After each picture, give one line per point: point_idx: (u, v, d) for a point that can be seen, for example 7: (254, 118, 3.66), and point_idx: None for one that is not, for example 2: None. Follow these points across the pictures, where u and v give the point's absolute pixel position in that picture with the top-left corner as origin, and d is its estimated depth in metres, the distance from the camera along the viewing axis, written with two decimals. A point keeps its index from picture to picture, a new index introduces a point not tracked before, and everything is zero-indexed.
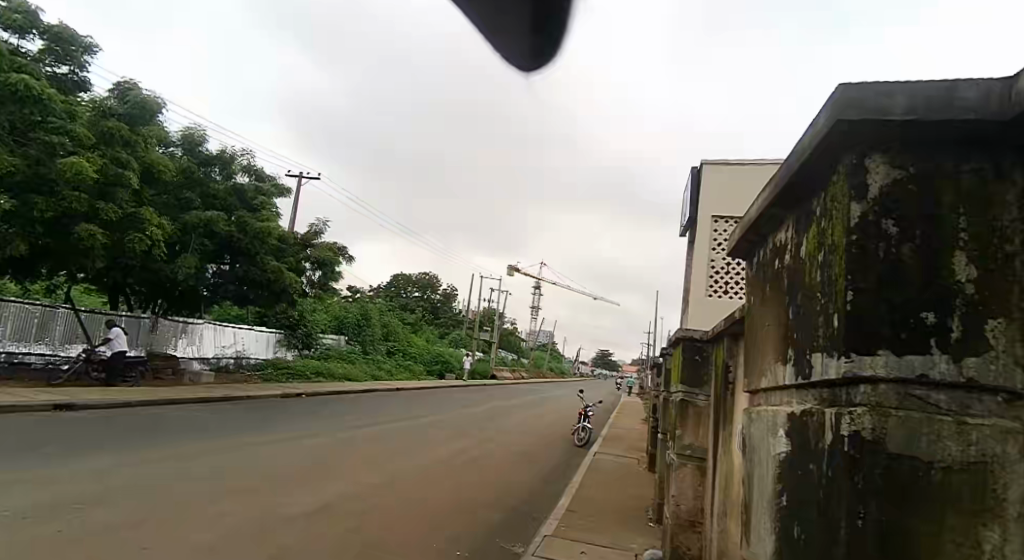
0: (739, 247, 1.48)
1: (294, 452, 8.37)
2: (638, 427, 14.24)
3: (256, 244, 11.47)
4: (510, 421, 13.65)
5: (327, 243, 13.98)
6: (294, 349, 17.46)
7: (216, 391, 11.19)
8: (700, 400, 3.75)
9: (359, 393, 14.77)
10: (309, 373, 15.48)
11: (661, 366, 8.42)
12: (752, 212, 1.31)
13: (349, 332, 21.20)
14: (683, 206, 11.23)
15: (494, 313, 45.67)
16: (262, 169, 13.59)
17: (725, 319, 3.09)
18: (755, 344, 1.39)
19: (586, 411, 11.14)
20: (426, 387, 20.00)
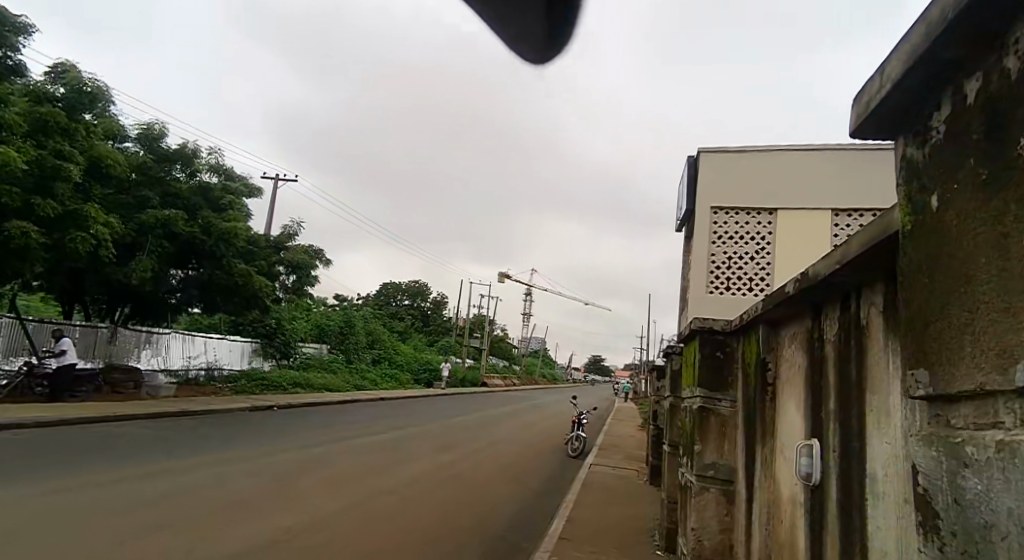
0: (889, 124, 0.94)
1: (256, 472, 7.53)
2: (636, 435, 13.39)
3: (222, 246, 10.59)
4: (500, 431, 12.83)
5: (302, 245, 13.12)
6: (272, 358, 16.59)
7: (179, 404, 10.36)
8: (724, 408, 2.96)
9: (338, 405, 13.90)
10: (286, 384, 14.62)
11: (663, 368, 7.66)
12: (933, 42, 0.77)
13: (331, 340, 20.29)
14: (680, 198, 10.54)
15: (485, 320, 44.72)
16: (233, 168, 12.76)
17: (762, 301, 2.34)
18: (947, 317, 0.76)
19: (579, 419, 10.34)
20: (413, 396, 19.11)
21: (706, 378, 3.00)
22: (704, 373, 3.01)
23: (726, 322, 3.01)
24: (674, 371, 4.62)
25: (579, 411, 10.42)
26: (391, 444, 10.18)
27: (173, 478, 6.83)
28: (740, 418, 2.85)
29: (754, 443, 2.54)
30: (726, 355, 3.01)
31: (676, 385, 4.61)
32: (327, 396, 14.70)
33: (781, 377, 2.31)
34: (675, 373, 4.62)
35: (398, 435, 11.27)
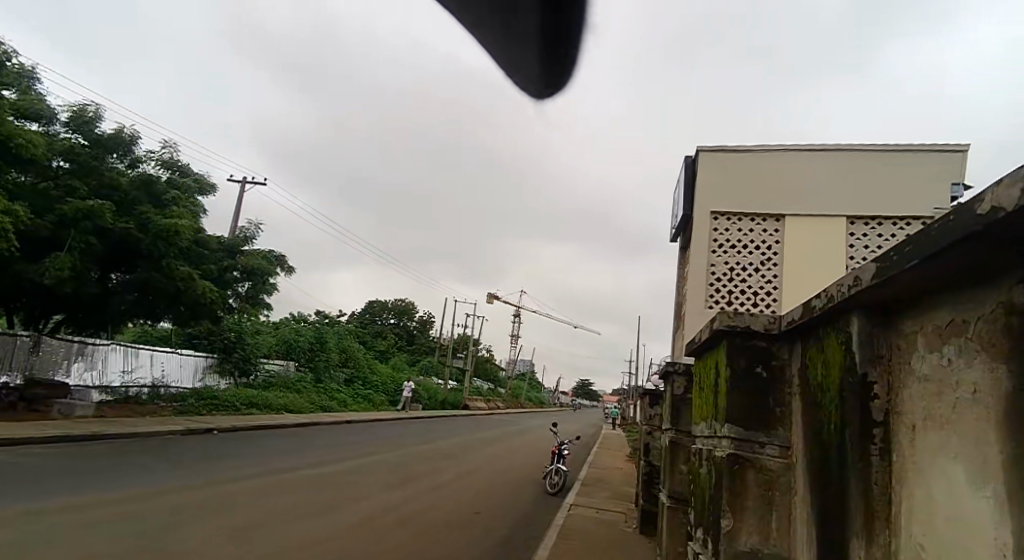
0: None
1: (172, 511, 6.24)
2: (624, 466, 12.12)
3: (161, 245, 9.38)
4: (473, 459, 11.58)
5: (260, 250, 11.95)
6: (229, 376, 15.23)
7: (104, 426, 9.04)
8: (769, 458, 1.83)
9: (296, 428, 12.56)
10: (239, 404, 13.28)
11: (658, 392, 6.53)
12: None
13: (299, 357, 18.90)
14: (678, 203, 9.54)
15: (469, 340, 43.20)
16: (185, 164, 11.61)
17: (874, 262, 1.24)
18: None
19: (560, 450, 9.14)
20: (384, 419, 17.70)
21: (739, 408, 1.88)
22: (734, 399, 1.89)
23: (771, 319, 1.90)
24: (674, 395, 3.51)
25: (559, 440, 9.23)
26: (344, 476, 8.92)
27: (56, 519, 5.56)
28: (799, 477, 1.72)
29: (839, 529, 1.42)
30: (770, 369, 1.88)
31: (682, 413, 3.48)
32: (286, 418, 13.39)
33: (918, 413, 1.19)
34: (676, 401, 3.50)
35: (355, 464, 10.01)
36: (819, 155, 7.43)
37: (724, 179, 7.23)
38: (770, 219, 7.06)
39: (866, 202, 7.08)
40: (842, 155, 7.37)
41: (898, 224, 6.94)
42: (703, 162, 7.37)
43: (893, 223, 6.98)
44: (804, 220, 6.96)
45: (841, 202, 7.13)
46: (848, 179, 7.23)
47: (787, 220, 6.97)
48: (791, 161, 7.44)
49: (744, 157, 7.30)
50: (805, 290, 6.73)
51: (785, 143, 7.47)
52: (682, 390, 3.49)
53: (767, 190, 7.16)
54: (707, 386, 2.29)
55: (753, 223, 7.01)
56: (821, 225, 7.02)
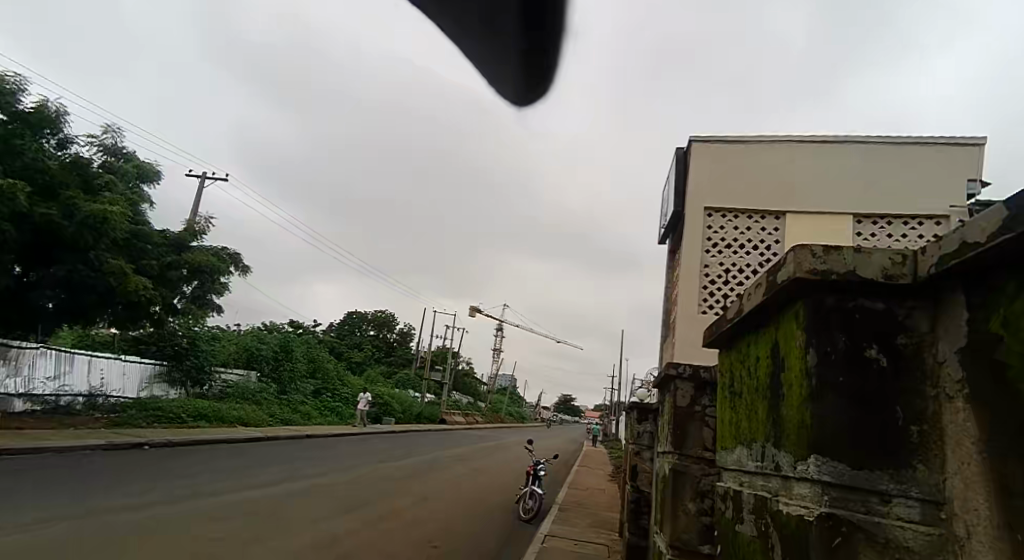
0: None
1: (64, 540, 5.19)
2: (607, 489, 11.13)
3: (90, 235, 8.46)
4: (439, 482, 10.49)
5: (211, 247, 10.89)
6: (180, 386, 14.07)
7: (13, 441, 7.92)
8: (901, 531, 0.92)
9: (247, 444, 11.44)
10: (185, 417, 12.20)
11: (650, 407, 5.57)
12: None
13: (262, 367, 17.74)
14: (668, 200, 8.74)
15: (449, 352, 42.02)
16: (128, 151, 10.62)
17: None
18: None
19: (535, 471, 8.18)
20: (351, 434, 16.55)
21: (834, 424, 0.98)
22: (829, 409, 0.99)
23: (893, 258, 1.01)
24: (675, 409, 2.61)
25: (534, 458, 8.29)
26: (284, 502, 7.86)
27: None
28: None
29: None
30: (892, 351, 0.99)
31: (688, 435, 2.57)
32: (237, 433, 12.25)
33: None
34: (677, 418, 2.60)
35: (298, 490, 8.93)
36: (826, 149, 6.95)
37: (716, 176, 6.89)
38: (768, 217, 6.65)
39: (871, 199, 6.61)
40: (850, 150, 6.88)
41: (907, 224, 6.40)
42: (694, 158, 7.05)
43: (902, 222, 6.44)
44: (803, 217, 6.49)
45: (842, 200, 6.67)
46: (853, 176, 6.78)
47: (788, 218, 6.54)
48: (794, 156, 7.03)
49: (738, 148, 7.07)
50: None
51: (790, 137, 7.07)
52: (688, 404, 2.59)
53: (765, 183, 6.80)
54: (749, 387, 1.40)
55: (750, 221, 6.68)
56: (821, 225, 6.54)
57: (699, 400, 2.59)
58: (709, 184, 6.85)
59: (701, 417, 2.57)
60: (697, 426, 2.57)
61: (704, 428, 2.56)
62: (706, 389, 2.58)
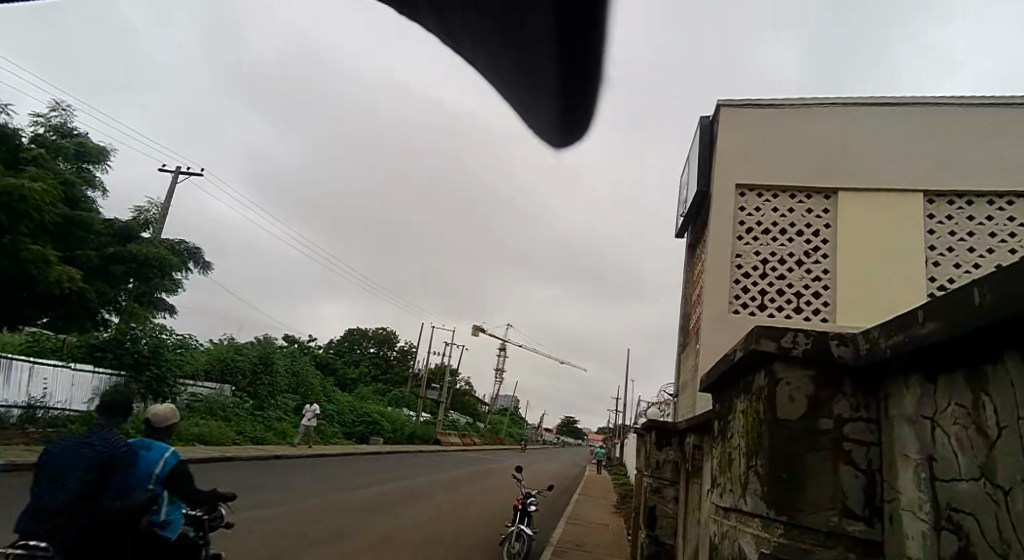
0: None
1: None
2: (611, 524, 9.64)
3: (4, 215, 6.99)
4: (416, 513, 9.07)
5: (161, 239, 9.54)
6: (137, 398, 12.69)
7: None
8: None
9: (200, 467, 10.02)
10: (135, 434, 10.82)
11: (673, 428, 4.15)
12: None
13: (236, 380, 16.35)
14: (687, 177, 7.38)
15: (446, 369, 40.44)
16: (69, 127, 9.31)
17: None
18: None
19: (523, 504, 6.73)
20: (331, 455, 15.08)
21: None
22: None
23: None
24: (771, 424, 1.23)
25: (522, 490, 6.85)
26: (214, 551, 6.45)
27: None
28: None
29: None
30: None
31: (804, 483, 1.17)
32: (193, 454, 10.82)
33: None
34: (774, 442, 1.21)
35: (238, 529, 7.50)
36: (895, 113, 6.06)
37: (752, 148, 6.23)
38: (815, 195, 6.01)
39: (936, 175, 5.78)
40: (921, 116, 6.00)
41: (973, 219, 5.58)
42: (726, 129, 6.36)
43: (967, 218, 5.61)
44: (859, 195, 5.86)
45: (901, 177, 5.87)
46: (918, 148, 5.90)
47: (838, 195, 5.94)
48: (852, 120, 6.16)
49: (786, 111, 6.32)
50: (856, 283, 5.65)
51: (854, 98, 6.17)
52: (803, 416, 1.21)
53: (810, 157, 6.07)
54: None
55: (791, 200, 6.03)
56: (882, 201, 5.82)
57: (823, 405, 1.21)
58: (744, 157, 6.20)
59: (832, 446, 1.18)
60: (822, 466, 1.17)
61: (841, 467, 1.17)
62: (842, 386, 1.21)
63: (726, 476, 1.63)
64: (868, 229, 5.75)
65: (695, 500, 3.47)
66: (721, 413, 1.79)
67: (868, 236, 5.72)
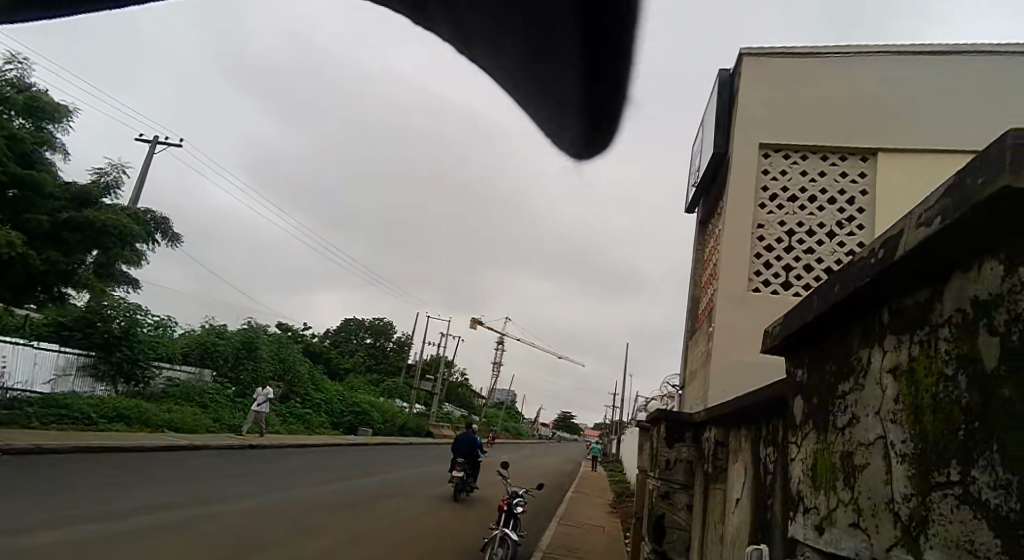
0: None
1: None
2: (607, 527, 8.90)
3: None
4: (398, 516, 8.36)
5: (124, 207, 8.78)
6: (107, 381, 12.00)
7: None
8: None
9: (165, 458, 9.30)
10: (98, 419, 10.14)
11: (690, 418, 3.39)
12: None
13: (217, 365, 15.63)
14: (701, 137, 6.61)
15: (442, 361, 39.70)
16: (24, 82, 8.51)
17: None
18: None
19: (509, 504, 6.00)
20: (313, 446, 14.35)
21: None
22: None
23: None
24: (1020, 376, 0.82)
25: (509, 489, 6.10)
26: (159, 549, 5.70)
27: None
28: None
29: None
30: None
31: None
32: (159, 441, 10.08)
33: None
34: None
35: (193, 523, 6.75)
36: (939, 62, 5.27)
37: (779, 103, 5.47)
38: (850, 157, 5.26)
39: (988, 134, 5.08)
40: (967, 66, 5.22)
41: None
42: (748, 81, 5.60)
43: None
44: (899, 158, 5.12)
45: (947, 137, 5.16)
46: (965, 103, 5.18)
47: (878, 157, 5.19)
48: (890, 71, 5.38)
49: (814, 61, 5.54)
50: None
51: (891, 46, 5.38)
52: None
53: (843, 113, 5.30)
54: None
55: (822, 162, 5.30)
56: (925, 171, 5.08)
57: None
58: (767, 114, 5.45)
59: None
60: None
61: None
62: None
63: (866, 459, 1.25)
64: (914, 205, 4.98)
65: (721, 513, 2.69)
66: (842, 371, 1.42)
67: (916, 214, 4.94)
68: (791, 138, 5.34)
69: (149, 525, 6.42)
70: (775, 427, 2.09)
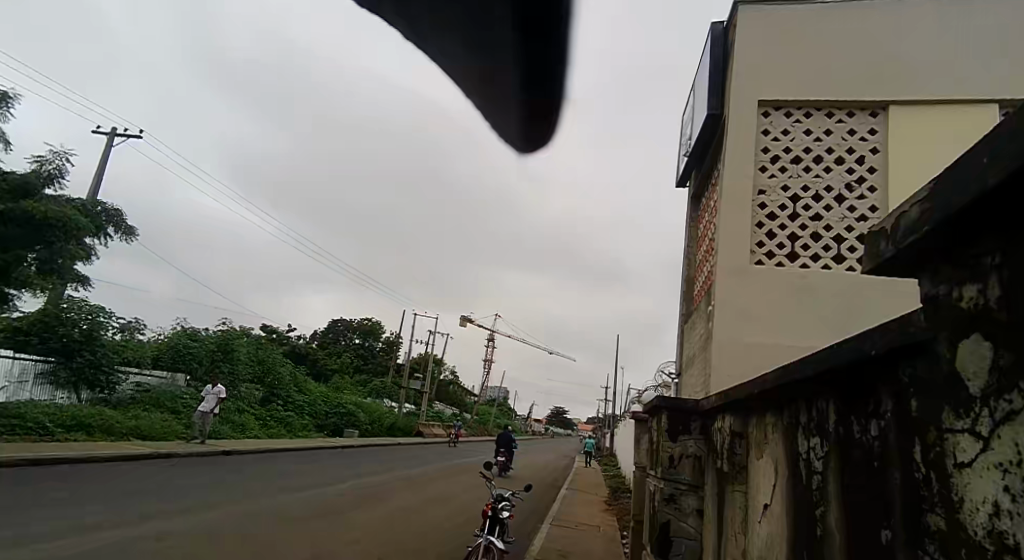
0: None
1: None
2: (602, 527, 8.38)
3: None
4: (379, 526, 7.81)
5: (68, 197, 8.17)
6: (69, 389, 11.31)
7: None
8: None
9: (126, 470, 8.66)
10: (55, 428, 9.47)
11: (698, 405, 2.88)
12: None
13: (192, 368, 14.96)
14: (693, 100, 6.09)
15: (431, 360, 39.12)
16: None
17: None
18: None
19: (494, 509, 5.45)
20: (294, 450, 13.73)
21: None
22: None
23: None
24: None
25: (494, 492, 5.55)
26: None
27: None
28: None
29: None
30: None
31: None
32: (121, 451, 9.43)
33: None
34: None
35: (144, 537, 6.13)
36: (949, 7, 4.79)
37: (777, 55, 4.96)
38: (858, 113, 4.76)
39: (1006, 84, 4.60)
40: (981, 9, 4.74)
41: None
42: (743, 32, 5.07)
43: None
44: (913, 113, 4.62)
45: (963, 88, 4.65)
46: (981, 51, 4.69)
47: (889, 111, 4.69)
48: (897, 17, 4.88)
49: (813, 10, 5.04)
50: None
51: None
52: None
53: (847, 65, 4.81)
54: None
55: (827, 120, 4.78)
56: (942, 129, 4.60)
57: None
58: (764, 68, 4.94)
59: None
60: None
61: None
62: None
63: None
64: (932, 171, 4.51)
65: (743, 522, 2.16)
66: None
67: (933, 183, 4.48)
68: (791, 95, 4.83)
69: (92, 541, 5.80)
70: (821, 411, 1.57)
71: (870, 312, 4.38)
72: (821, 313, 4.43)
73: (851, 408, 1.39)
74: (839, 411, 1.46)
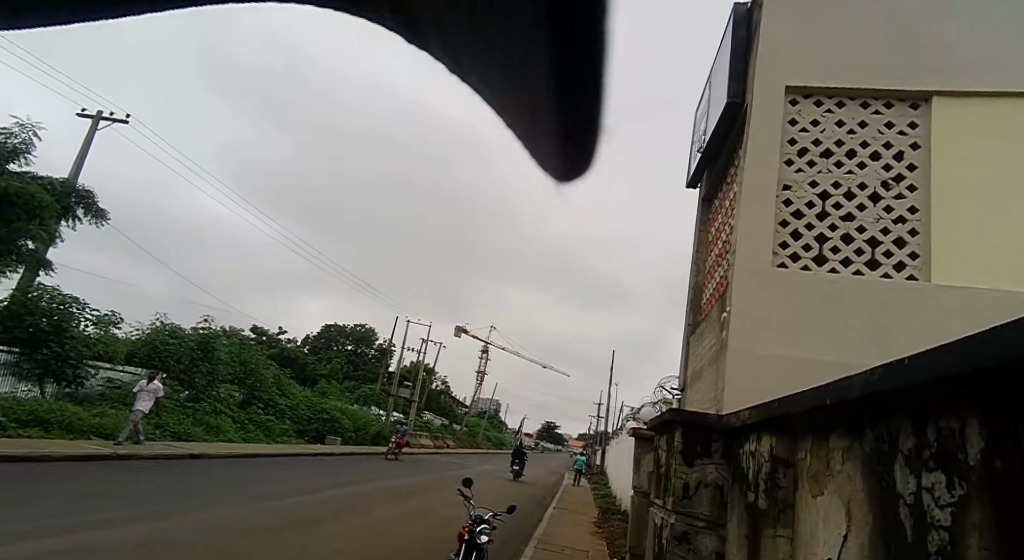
0: None
1: None
2: (591, 551, 7.79)
3: None
4: (352, 540, 7.20)
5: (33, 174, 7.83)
6: (33, 382, 10.67)
7: None
8: None
9: (83, 471, 8.04)
10: (10, 425, 8.83)
11: (724, 421, 2.37)
12: None
13: (169, 366, 14.32)
14: (709, 90, 5.61)
15: (421, 368, 38.42)
16: None
17: None
18: None
19: (471, 531, 4.90)
20: (271, 455, 13.09)
21: None
22: None
23: None
24: None
25: (471, 512, 5.00)
26: None
27: None
28: None
29: None
30: None
31: None
32: (81, 450, 8.80)
33: None
34: None
35: (84, 542, 5.47)
36: None
37: (807, 40, 4.49)
38: (896, 104, 4.28)
39: None
40: None
41: None
42: (772, 10, 4.58)
43: None
44: (958, 105, 4.13)
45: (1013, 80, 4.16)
46: None
47: (932, 103, 4.20)
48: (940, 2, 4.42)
49: None
50: (983, 266, 3.87)
51: None
52: None
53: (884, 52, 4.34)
54: None
55: (862, 111, 4.31)
56: (988, 127, 4.10)
57: None
58: (792, 52, 4.46)
59: None
60: None
61: None
62: None
63: None
64: (978, 182, 4.00)
65: None
66: None
67: (980, 194, 3.97)
68: (822, 83, 4.35)
69: (27, 546, 5.17)
70: (945, 432, 1.04)
71: (904, 324, 3.85)
72: (850, 323, 3.92)
73: (1018, 430, 0.87)
74: (987, 436, 0.93)
